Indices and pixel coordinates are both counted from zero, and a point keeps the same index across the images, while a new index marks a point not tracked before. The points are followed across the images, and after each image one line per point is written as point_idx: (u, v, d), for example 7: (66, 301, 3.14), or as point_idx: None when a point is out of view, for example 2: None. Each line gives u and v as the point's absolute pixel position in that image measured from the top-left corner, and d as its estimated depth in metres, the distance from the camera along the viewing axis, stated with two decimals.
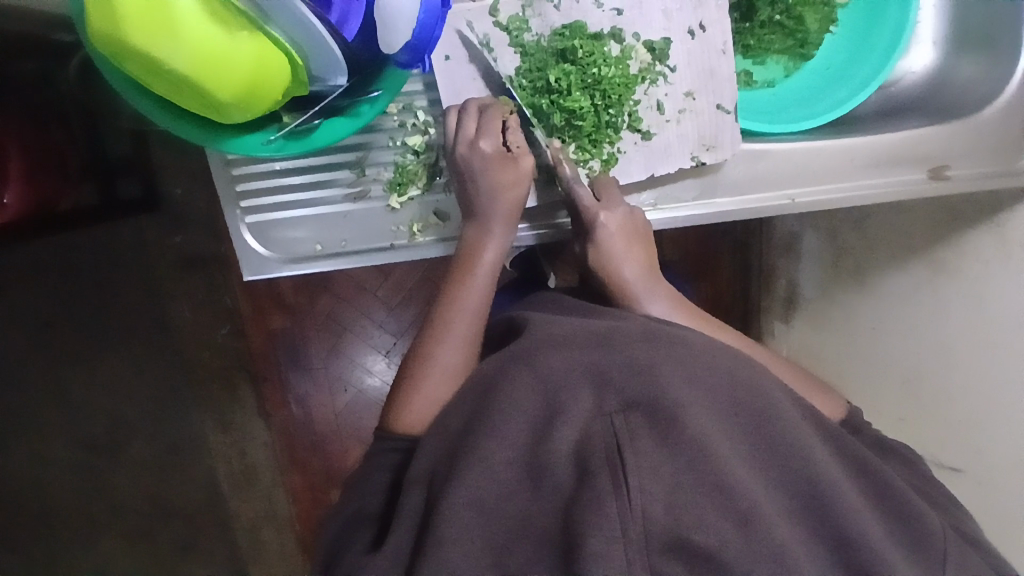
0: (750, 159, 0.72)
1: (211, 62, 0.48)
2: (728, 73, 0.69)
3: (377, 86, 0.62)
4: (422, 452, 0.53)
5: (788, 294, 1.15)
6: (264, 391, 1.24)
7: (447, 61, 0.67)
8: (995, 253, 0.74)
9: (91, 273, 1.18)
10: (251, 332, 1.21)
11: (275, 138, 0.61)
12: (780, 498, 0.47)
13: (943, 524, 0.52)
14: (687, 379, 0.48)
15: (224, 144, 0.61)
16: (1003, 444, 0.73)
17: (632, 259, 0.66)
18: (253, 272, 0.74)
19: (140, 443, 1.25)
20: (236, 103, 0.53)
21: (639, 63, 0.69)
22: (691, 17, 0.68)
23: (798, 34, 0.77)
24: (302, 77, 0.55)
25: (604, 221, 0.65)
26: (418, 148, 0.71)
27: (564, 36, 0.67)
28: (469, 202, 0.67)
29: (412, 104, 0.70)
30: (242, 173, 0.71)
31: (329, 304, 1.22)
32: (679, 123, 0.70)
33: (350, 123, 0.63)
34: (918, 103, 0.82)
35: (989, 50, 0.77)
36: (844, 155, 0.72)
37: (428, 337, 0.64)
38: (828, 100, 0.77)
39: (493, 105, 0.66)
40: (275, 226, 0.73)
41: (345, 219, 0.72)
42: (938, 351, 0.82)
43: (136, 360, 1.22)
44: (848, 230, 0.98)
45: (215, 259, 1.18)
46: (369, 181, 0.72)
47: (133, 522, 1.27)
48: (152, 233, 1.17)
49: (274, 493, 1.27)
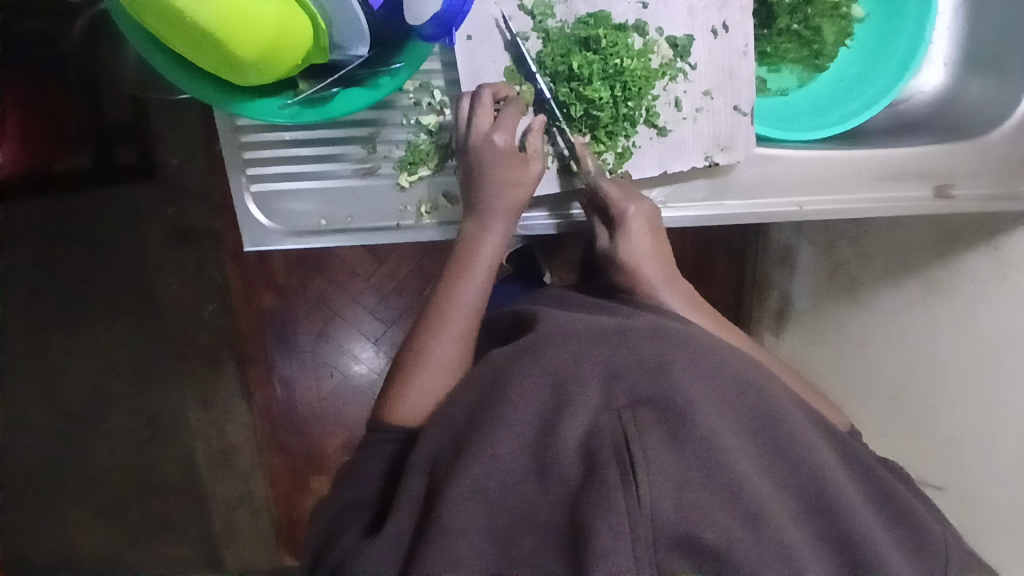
0: (762, 163, 0.72)
1: (233, 17, 0.47)
2: (747, 75, 0.69)
3: (398, 58, 0.61)
4: (426, 440, 0.52)
5: (782, 307, 1.15)
6: (249, 371, 1.22)
7: (468, 41, 0.67)
8: (992, 276, 0.75)
9: (77, 240, 1.15)
10: (240, 311, 1.19)
11: (292, 103, 0.61)
12: (785, 500, 0.46)
13: (943, 534, 0.53)
14: (693, 375, 0.48)
15: (237, 105, 0.60)
16: (990, 467, 0.74)
17: (655, 256, 0.66)
18: (254, 243, 0.73)
19: (117, 416, 1.23)
20: (257, 63, 0.52)
21: (660, 58, 0.69)
22: (715, 16, 0.68)
23: (815, 44, 0.77)
24: (323, 42, 0.55)
25: (632, 213, 0.66)
26: (431, 127, 0.70)
27: (589, 24, 0.67)
28: (473, 189, 0.66)
29: (429, 83, 0.70)
30: (250, 140, 0.70)
31: (321, 287, 1.21)
32: (695, 121, 0.70)
33: (368, 94, 0.62)
34: (925, 121, 0.83)
35: (1001, 73, 0.78)
36: (853, 166, 0.72)
37: (429, 323, 0.63)
38: (839, 112, 0.78)
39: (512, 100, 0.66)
40: (279, 197, 0.72)
41: (351, 194, 0.71)
42: (929, 371, 0.82)
43: (119, 331, 1.20)
44: (844, 246, 0.99)
45: (207, 234, 1.15)
46: (379, 158, 0.71)
47: (104, 497, 1.25)
48: (144, 203, 1.14)
49: (251, 476, 1.25)
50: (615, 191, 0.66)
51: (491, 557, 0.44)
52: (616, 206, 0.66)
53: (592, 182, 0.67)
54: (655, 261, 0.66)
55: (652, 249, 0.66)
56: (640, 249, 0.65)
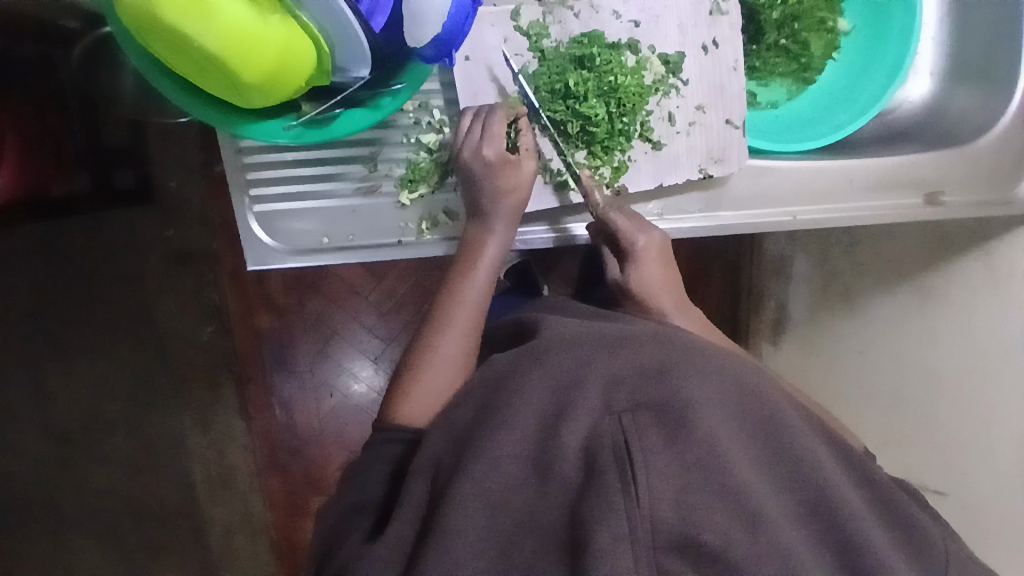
0: (754, 174, 0.74)
1: (239, 43, 0.48)
2: (738, 90, 0.71)
3: (400, 79, 0.63)
4: (427, 445, 0.53)
5: (778, 317, 1.16)
6: (248, 392, 1.22)
7: (466, 62, 0.69)
8: (985, 281, 0.76)
9: (75, 264, 1.16)
10: (238, 331, 1.20)
11: (295, 125, 0.62)
12: (786, 505, 0.47)
13: (944, 539, 0.53)
14: (691, 379, 0.50)
15: (244, 129, 0.61)
16: (990, 468, 0.75)
17: (667, 284, 0.68)
18: (257, 262, 0.74)
19: (115, 440, 1.22)
20: (262, 86, 0.53)
21: (653, 75, 0.71)
22: (705, 34, 0.70)
23: (802, 58, 0.79)
24: (325, 65, 0.56)
25: (642, 246, 0.67)
26: (431, 146, 0.71)
27: (582, 44, 0.69)
28: (473, 198, 0.67)
29: (428, 103, 0.71)
30: (253, 161, 0.72)
31: (321, 305, 1.22)
32: (689, 135, 0.71)
33: (369, 114, 0.64)
34: (914, 130, 0.85)
35: (986, 82, 0.80)
36: (844, 175, 0.74)
37: (433, 330, 0.65)
38: (829, 123, 0.80)
39: (500, 108, 0.67)
40: (282, 216, 0.73)
41: (353, 213, 0.72)
42: (925, 375, 0.84)
43: (117, 353, 1.20)
44: (838, 256, 1.01)
45: (205, 253, 1.16)
46: (380, 177, 0.72)
47: (103, 522, 1.24)
48: (141, 226, 1.15)
49: (250, 498, 1.25)
50: (624, 223, 0.68)
51: (492, 560, 0.45)
52: (626, 238, 0.68)
53: (601, 214, 0.68)
54: (666, 288, 0.68)
55: (663, 278, 0.68)
56: (651, 280, 0.67)
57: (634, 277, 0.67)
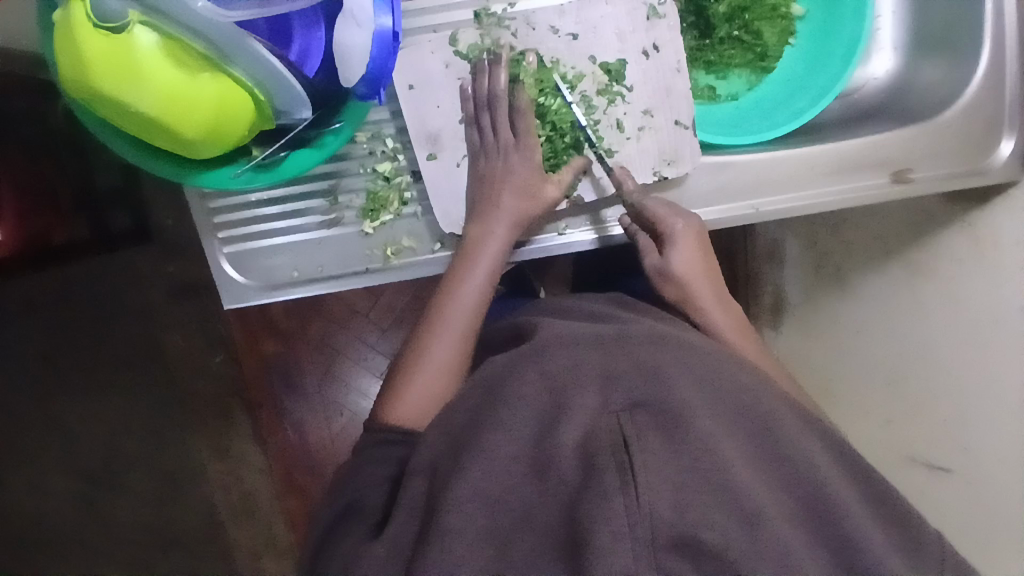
0: (710, 172, 0.76)
1: (178, 102, 0.53)
2: (684, 89, 0.74)
3: (338, 118, 0.68)
4: (424, 448, 0.54)
5: (777, 302, 1.16)
6: (260, 418, 1.24)
7: (411, 90, 0.73)
8: (969, 251, 0.76)
9: (83, 306, 1.19)
10: (244, 358, 1.23)
11: (244, 170, 0.66)
12: (768, 501, 0.47)
13: (933, 529, 0.53)
14: (687, 381, 0.51)
15: (198, 176, 0.65)
16: (993, 441, 0.73)
17: (706, 272, 0.70)
18: (233, 301, 0.77)
19: (136, 474, 1.25)
20: (206, 139, 0.58)
21: (597, 85, 0.75)
22: (644, 39, 0.74)
23: (757, 47, 0.80)
24: (266, 112, 0.60)
25: (680, 229, 0.70)
26: (387, 174, 0.76)
27: (520, 63, 0.73)
28: (487, 199, 0.70)
29: (380, 133, 0.76)
30: (219, 206, 0.75)
31: (322, 327, 1.24)
32: (639, 140, 0.75)
33: (315, 153, 0.68)
34: (881, 107, 0.86)
35: (947, 53, 0.80)
36: (804, 163, 0.75)
37: (438, 318, 0.66)
38: (790, 110, 0.81)
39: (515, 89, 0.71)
40: (252, 255, 0.76)
41: (320, 244, 0.76)
42: (920, 351, 0.83)
43: (130, 389, 1.23)
44: (827, 236, 1.00)
45: (207, 286, 1.19)
46: (342, 208, 0.76)
47: (131, 554, 1.27)
48: (143, 264, 1.18)
49: (272, 521, 1.27)
50: (661, 210, 0.71)
51: (490, 558, 0.45)
52: (665, 223, 0.70)
53: (638, 203, 0.72)
54: (704, 277, 0.69)
55: (703, 266, 0.70)
56: (690, 266, 0.69)
57: (676, 261, 0.69)
